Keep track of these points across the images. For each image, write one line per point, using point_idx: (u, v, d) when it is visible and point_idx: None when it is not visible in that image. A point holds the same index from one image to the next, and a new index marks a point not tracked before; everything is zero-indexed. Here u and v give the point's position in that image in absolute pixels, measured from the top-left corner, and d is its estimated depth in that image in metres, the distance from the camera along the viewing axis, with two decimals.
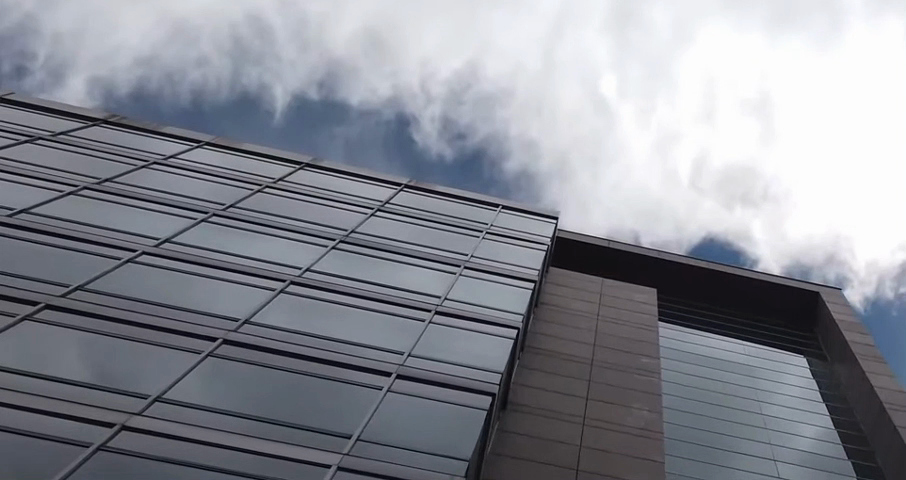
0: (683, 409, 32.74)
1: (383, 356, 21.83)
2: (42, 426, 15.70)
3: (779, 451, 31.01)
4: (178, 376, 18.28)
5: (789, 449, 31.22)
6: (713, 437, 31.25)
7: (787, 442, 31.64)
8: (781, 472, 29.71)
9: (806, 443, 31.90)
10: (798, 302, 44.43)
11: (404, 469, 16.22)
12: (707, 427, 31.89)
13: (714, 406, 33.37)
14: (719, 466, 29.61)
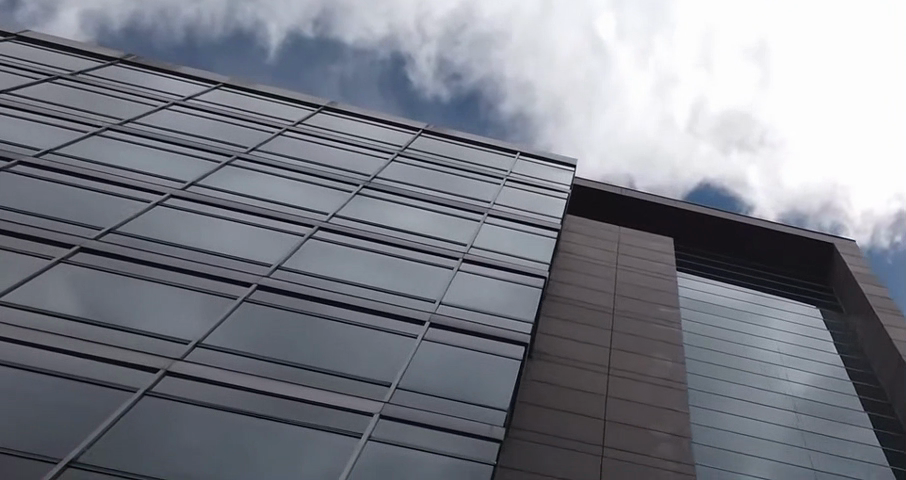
0: (699, 356, 32.91)
1: (414, 304, 22.10)
2: (85, 369, 15.91)
3: (798, 403, 31.28)
4: (219, 321, 18.56)
5: (805, 400, 31.51)
6: (730, 385, 31.44)
7: (802, 393, 31.93)
8: (799, 423, 30.01)
9: (826, 396, 32.10)
10: (813, 253, 44.62)
11: (443, 417, 16.48)
12: (724, 374, 32.10)
13: (730, 355, 33.59)
14: (740, 415, 29.85)
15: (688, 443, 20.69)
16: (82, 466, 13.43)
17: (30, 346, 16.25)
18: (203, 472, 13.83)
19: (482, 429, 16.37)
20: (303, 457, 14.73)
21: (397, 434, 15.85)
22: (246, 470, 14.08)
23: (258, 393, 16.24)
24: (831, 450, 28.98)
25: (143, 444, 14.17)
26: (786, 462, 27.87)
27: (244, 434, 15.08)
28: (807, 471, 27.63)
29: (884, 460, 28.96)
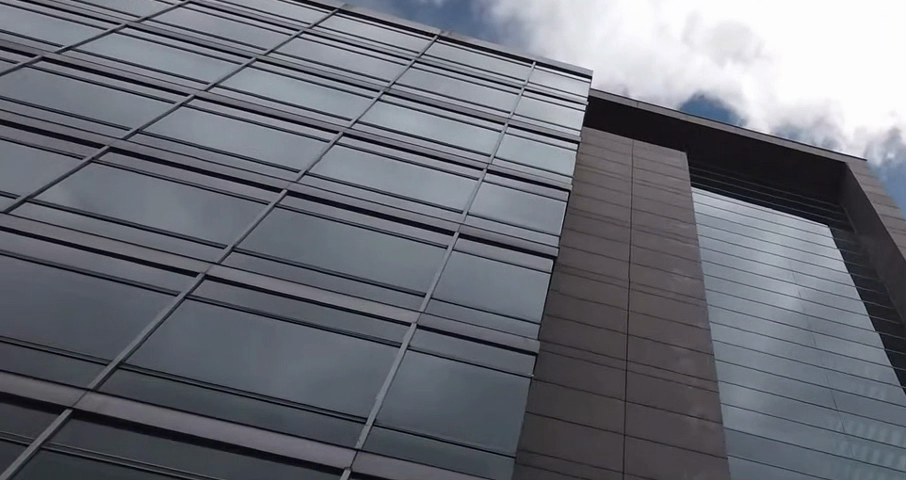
0: (713, 270, 32.91)
1: (441, 214, 22.21)
2: (126, 270, 16.01)
3: (812, 319, 31.51)
4: (254, 222, 18.82)
5: (818, 319, 31.72)
6: (735, 301, 31.38)
7: (813, 312, 32.09)
8: (804, 341, 29.97)
9: (837, 314, 32.31)
10: (825, 172, 44.68)
11: (477, 330, 16.66)
12: (734, 290, 32.10)
13: (740, 271, 33.63)
14: (760, 328, 30.18)
15: (708, 360, 20.68)
16: (130, 368, 13.52)
17: (71, 246, 16.29)
18: (249, 376, 13.96)
19: (515, 342, 16.54)
20: (343, 366, 14.89)
21: (431, 347, 16.02)
22: (290, 375, 14.24)
23: (296, 301, 16.43)
24: (832, 368, 28.88)
25: (190, 349, 14.23)
26: (780, 376, 27.62)
27: (285, 340, 15.21)
28: (812, 388, 27.57)
29: (893, 380, 29.10)
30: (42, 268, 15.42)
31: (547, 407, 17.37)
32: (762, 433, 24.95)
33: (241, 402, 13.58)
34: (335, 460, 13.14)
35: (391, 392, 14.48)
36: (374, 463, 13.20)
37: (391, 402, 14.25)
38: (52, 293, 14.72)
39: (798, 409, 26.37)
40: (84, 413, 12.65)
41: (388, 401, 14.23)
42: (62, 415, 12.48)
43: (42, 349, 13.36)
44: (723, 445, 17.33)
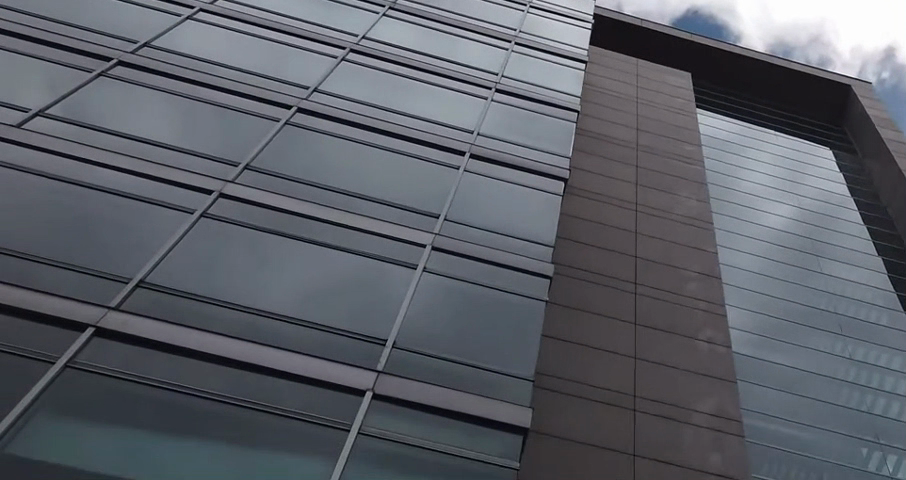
0: (714, 187, 32.44)
1: (454, 135, 22.10)
2: (142, 187, 14.68)
3: (816, 240, 31.46)
4: (266, 137, 17.59)
5: (822, 239, 31.67)
6: (732, 220, 30.72)
7: (812, 234, 31.72)
8: (805, 264, 29.52)
9: (840, 237, 32.27)
10: (829, 95, 44.50)
11: (499, 242, 16.52)
12: (732, 209, 31.45)
13: (732, 189, 33.04)
14: (766, 243, 30.04)
15: (716, 284, 20.77)
16: (151, 288, 12.08)
17: (80, 153, 14.90)
18: (269, 284, 12.69)
19: (539, 253, 16.45)
20: (366, 274, 13.98)
21: (459, 245, 15.65)
22: (308, 284, 13.02)
23: (317, 198, 16.13)
24: (835, 291, 28.42)
25: (211, 255, 13.11)
26: (782, 300, 26.92)
27: (303, 249, 14.35)
28: (814, 310, 26.95)
29: (897, 304, 28.95)
30: (66, 168, 14.49)
31: (558, 323, 16.84)
32: (772, 337, 24.70)
33: (263, 304, 12.26)
34: (372, 360, 11.92)
35: (416, 301, 13.42)
36: (408, 389, 11.37)
37: (420, 301, 13.46)
38: (68, 200, 13.53)
39: (803, 325, 25.89)
40: (107, 332, 11.15)
41: (413, 308, 13.16)
42: (85, 334, 11.00)
43: (52, 265, 11.83)
44: (731, 369, 16.97)
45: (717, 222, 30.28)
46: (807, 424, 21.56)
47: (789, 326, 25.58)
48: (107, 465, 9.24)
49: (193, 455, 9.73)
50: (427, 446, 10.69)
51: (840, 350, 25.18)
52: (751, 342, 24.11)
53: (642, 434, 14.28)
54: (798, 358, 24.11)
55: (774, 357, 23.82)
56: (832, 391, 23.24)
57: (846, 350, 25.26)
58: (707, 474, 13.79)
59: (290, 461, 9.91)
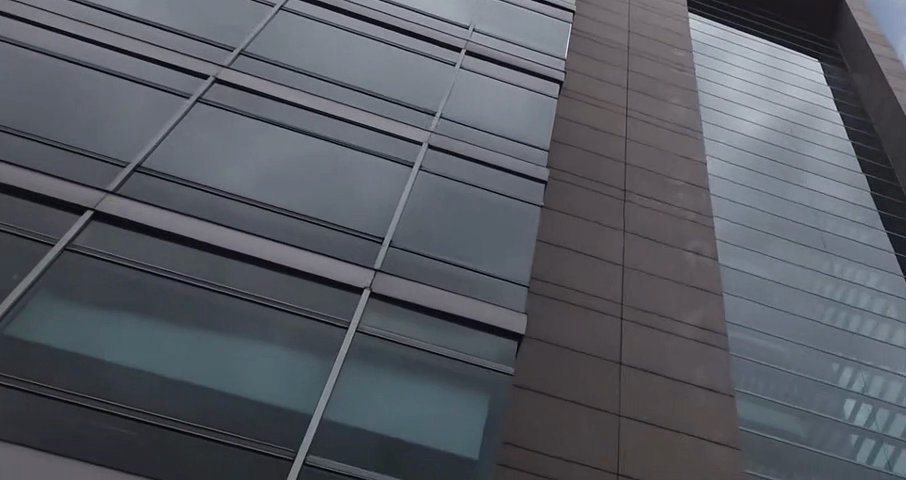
0: (702, 90, 32.12)
1: (448, 29, 21.68)
2: (136, 68, 13.87)
3: (802, 147, 31.40)
4: (261, 20, 16.65)
5: (806, 148, 31.58)
6: (719, 125, 30.52)
7: (797, 142, 31.61)
8: (786, 175, 29.24)
9: (824, 147, 32.22)
10: (822, 7, 44.17)
11: (494, 146, 16.26)
12: (716, 116, 30.98)
13: (719, 93, 32.81)
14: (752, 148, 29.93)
15: (703, 195, 20.77)
16: (149, 175, 11.72)
17: (75, 27, 14.29)
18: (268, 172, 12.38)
19: (533, 159, 16.23)
20: (365, 164, 13.70)
21: (455, 144, 15.42)
22: (310, 174, 12.71)
23: (308, 82, 15.64)
24: (815, 205, 28.23)
25: (209, 143, 12.67)
26: (766, 212, 26.69)
27: (299, 132, 13.82)
28: (798, 221, 26.96)
29: (874, 222, 28.91)
30: (59, 42, 13.70)
31: (551, 221, 16.36)
32: (755, 250, 24.53)
33: (261, 194, 11.99)
34: (370, 257, 11.74)
35: (413, 199, 13.19)
36: (406, 287, 11.29)
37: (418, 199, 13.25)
38: (68, 74, 12.91)
39: (783, 238, 25.80)
40: (107, 217, 10.93)
41: (410, 207, 12.96)
42: (83, 218, 10.78)
43: (52, 144, 11.47)
44: (719, 284, 16.79)
45: (704, 122, 30.06)
46: (781, 336, 21.49)
47: (768, 239, 25.40)
48: (106, 350, 9.06)
49: (195, 344, 9.57)
50: (424, 351, 10.41)
51: (819, 265, 25.07)
52: (732, 251, 23.99)
53: (630, 341, 13.88)
54: (775, 271, 23.98)
55: (753, 268, 23.64)
56: (810, 303, 23.13)
57: (823, 265, 25.16)
58: (692, 388, 13.48)
59: (291, 355, 9.77)
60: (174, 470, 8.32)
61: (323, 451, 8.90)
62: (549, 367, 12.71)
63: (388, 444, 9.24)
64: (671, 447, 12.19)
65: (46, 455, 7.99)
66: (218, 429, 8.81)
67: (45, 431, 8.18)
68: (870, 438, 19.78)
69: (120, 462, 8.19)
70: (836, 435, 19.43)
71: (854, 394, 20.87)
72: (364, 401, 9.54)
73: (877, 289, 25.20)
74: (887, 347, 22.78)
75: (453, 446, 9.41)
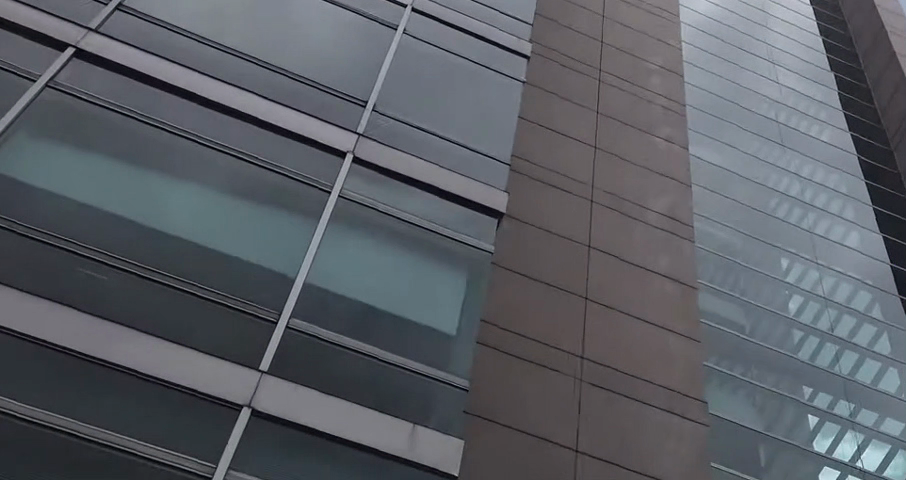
0: None
1: None
2: None
3: (775, 27, 31.12)
4: None
5: (778, 28, 31.21)
6: None
7: (770, 23, 31.23)
8: (752, 50, 28.19)
9: (795, 32, 31.93)
10: None
11: (482, 13, 15.88)
12: None
13: None
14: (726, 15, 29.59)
15: (675, 82, 20.75)
16: (130, 14, 11.40)
17: None
18: (254, 22, 12.04)
19: (518, 32, 15.94)
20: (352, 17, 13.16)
21: (439, 9, 15.03)
22: (295, 22, 12.35)
23: None
24: (787, 84, 27.46)
25: None
26: (741, 88, 25.42)
27: None
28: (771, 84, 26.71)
29: (837, 105, 28.09)
30: None
31: (528, 97, 15.98)
32: (721, 118, 23.31)
33: (245, 46, 11.66)
34: (354, 120, 11.48)
35: (397, 58, 12.88)
36: (387, 155, 11.06)
37: (404, 60, 12.92)
38: None
39: (754, 95, 25.49)
40: (86, 55, 10.58)
41: (394, 68, 12.68)
42: (64, 55, 10.43)
43: None
44: (687, 173, 16.74)
45: None
46: (751, 209, 20.41)
47: (733, 111, 24.06)
48: (92, 194, 8.93)
49: (176, 194, 9.33)
50: (406, 222, 10.21)
51: (786, 140, 24.16)
52: (707, 103, 23.59)
53: (598, 222, 13.55)
54: (738, 141, 22.81)
55: (724, 136, 22.60)
56: (779, 177, 22.34)
57: (789, 139, 24.29)
58: (653, 274, 13.14)
59: (272, 215, 9.53)
60: (159, 322, 8.19)
61: (303, 316, 8.73)
62: (522, 235, 12.34)
63: (364, 314, 9.06)
64: (636, 329, 11.91)
65: (34, 298, 7.86)
66: (203, 283, 8.63)
67: (32, 274, 8.10)
68: (848, 319, 18.90)
69: (107, 311, 8.08)
70: (816, 313, 18.36)
71: (832, 271, 20.09)
72: (345, 266, 9.36)
73: (844, 171, 24.48)
74: (853, 228, 22.13)
75: (430, 321, 9.34)
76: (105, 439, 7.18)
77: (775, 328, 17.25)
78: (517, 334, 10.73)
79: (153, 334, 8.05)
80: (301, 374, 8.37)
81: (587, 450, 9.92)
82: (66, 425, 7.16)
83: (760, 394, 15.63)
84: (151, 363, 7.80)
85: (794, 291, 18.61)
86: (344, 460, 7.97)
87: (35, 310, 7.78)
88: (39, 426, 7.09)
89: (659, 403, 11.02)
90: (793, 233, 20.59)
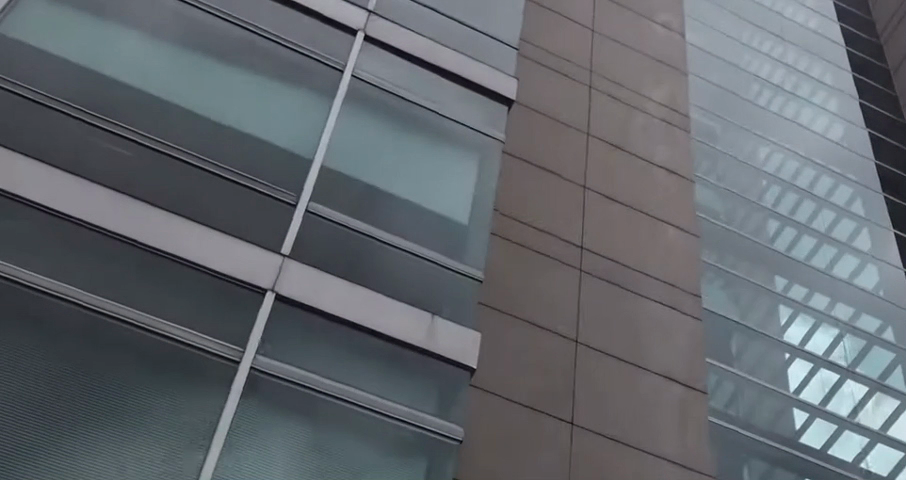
0: None
1: None
2: None
3: None
4: None
5: None
6: None
7: None
8: None
9: None
10: None
11: None
12: None
13: None
14: None
15: None
16: None
17: None
18: None
19: None
20: None
21: None
22: None
23: None
24: None
25: None
26: None
27: None
28: None
29: None
30: None
31: None
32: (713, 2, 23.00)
33: None
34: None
35: None
36: (397, 33, 10.91)
37: None
38: None
39: None
40: None
41: None
42: None
43: None
44: (682, 60, 16.61)
45: None
46: (738, 96, 20.24)
47: None
48: (118, 64, 8.82)
49: (194, 68, 9.20)
50: (421, 107, 10.15)
51: (773, 27, 23.98)
52: None
53: (598, 110, 13.49)
54: (729, 26, 22.57)
55: (717, 21, 22.32)
56: (762, 64, 22.17)
57: (777, 27, 24.08)
58: (650, 165, 13.17)
59: (289, 94, 9.44)
60: (185, 204, 8.21)
61: (321, 202, 8.73)
62: (525, 123, 12.34)
63: (380, 201, 9.08)
64: (635, 221, 11.96)
65: (63, 174, 7.88)
66: (227, 165, 8.61)
67: (62, 152, 8.08)
68: (827, 213, 18.94)
69: (135, 190, 8.09)
70: (793, 206, 18.35)
71: (812, 164, 20.06)
72: (361, 150, 9.33)
73: (830, 61, 24.34)
74: (837, 120, 22.05)
75: (444, 209, 9.36)
76: (126, 316, 7.22)
77: (757, 218, 17.19)
78: (526, 224, 10.84)
79: (176, 214, 8.08)
80: (320, 259, 8.42)
81: (586, 341, 10.02)
82: (78, 297, 7.19)
83: (731, 282, 15.07)
84: (177, 245, 7.84)
85: (773, 181, 18.56)
86: (365, 346, 8.05)
87: (65, 188, 7.80)
88: (55, 298, 7.14)
89: (656, 296, 11.12)
90: (775, 123, 20.52)
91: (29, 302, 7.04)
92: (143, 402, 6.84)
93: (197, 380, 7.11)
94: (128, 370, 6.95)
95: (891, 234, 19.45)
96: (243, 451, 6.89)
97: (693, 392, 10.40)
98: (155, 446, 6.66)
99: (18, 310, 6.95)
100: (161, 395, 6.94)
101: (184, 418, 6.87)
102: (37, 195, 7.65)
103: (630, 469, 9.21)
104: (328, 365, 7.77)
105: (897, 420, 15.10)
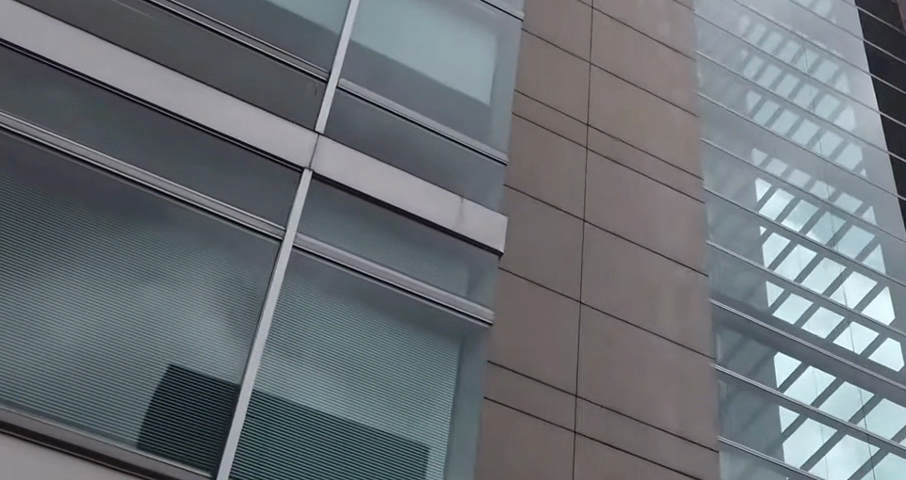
0: None
1: None
2: None
3: None
4: None
5: None
6: None
7: None
8: None
9: None
10: None
11: None
12: None
13: None
14: None
15: None
16: None
17: None
18: None
19: None
20: None
21: None
22: None
23: None
24: None
25: None
26: None
27: None
28: None
29: None
30: None
31: None
32: None
33: None
34: None
35: None
36: None
37: None
38: None
39: None
40: None
41: None
42: None
43: None
44: None
45: None
46: None
47: None
48: None
49: None
50: None
51: None
52: None
53: None
54: None
55: None
56: None
57: None
58: (655, 42, 13.23)
59: None
60: (217, 73, 8.29)
61: (349, 78, 8.85)
62: None
63: (402, 78, 9.20)
64: (640, 100, 12.06)
65: (92, 39, 7.95)
66: (257, 37, 8.65)
67: (98, 17, 8.14)
68: (810, 89, 19.02)
69: (170, 62, 8.17)
70: (777, 79, 18.39)
71: (795, 36, 19.99)
72: (384, 27, 9.42)
73: None
74: None
75: (463, 89, 9.50)
76: (141, 179, 7.42)
77: (747, 92, 17.23)
78: (535, 99, 10.93)
79: (208, 84, 8.17)
80: (348, 135, 8.53)
81: (591, 219, 10.21)
82: (88, 155, 7.35)
83: (719, 157, 15.19)
84: (207, 116, 7.96)
85: (757, 53, 18.51)
86: (393, 225, 8.24)
87: (103, 58, 7.89)
88: (64, 155, 7.29)
89: (658, 177, 11.27)
90: None
91: (11, 153, 7.15)
92: (97, 250, 7.02)
93: (169, 234, 7.30)
94: (122, 225, 7.19)
95: (876, 115, 19.62)
96: (289, 346, 7.23)
97: (692, 273, 10.60)
98: (99, 285, 6.87)
99: (20, 163, 7.13)
100: (147, 248, 7.17)
101: (130, 259, 7.07)
102: (77, 65, 7.75)
103: (634, 346, 9.46)
104: (359, 245, 7.99)
105: (873, 298, 15.39)
